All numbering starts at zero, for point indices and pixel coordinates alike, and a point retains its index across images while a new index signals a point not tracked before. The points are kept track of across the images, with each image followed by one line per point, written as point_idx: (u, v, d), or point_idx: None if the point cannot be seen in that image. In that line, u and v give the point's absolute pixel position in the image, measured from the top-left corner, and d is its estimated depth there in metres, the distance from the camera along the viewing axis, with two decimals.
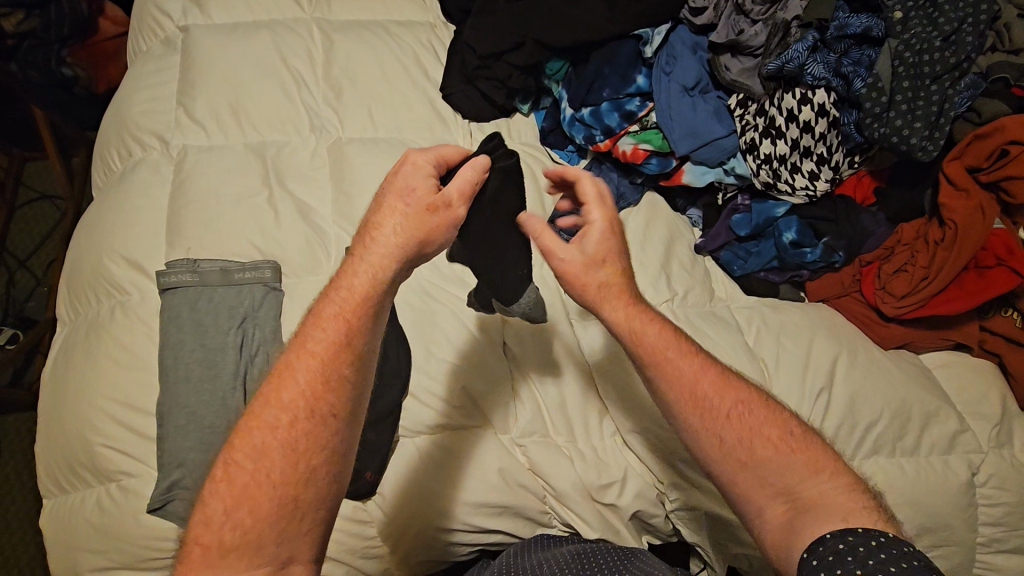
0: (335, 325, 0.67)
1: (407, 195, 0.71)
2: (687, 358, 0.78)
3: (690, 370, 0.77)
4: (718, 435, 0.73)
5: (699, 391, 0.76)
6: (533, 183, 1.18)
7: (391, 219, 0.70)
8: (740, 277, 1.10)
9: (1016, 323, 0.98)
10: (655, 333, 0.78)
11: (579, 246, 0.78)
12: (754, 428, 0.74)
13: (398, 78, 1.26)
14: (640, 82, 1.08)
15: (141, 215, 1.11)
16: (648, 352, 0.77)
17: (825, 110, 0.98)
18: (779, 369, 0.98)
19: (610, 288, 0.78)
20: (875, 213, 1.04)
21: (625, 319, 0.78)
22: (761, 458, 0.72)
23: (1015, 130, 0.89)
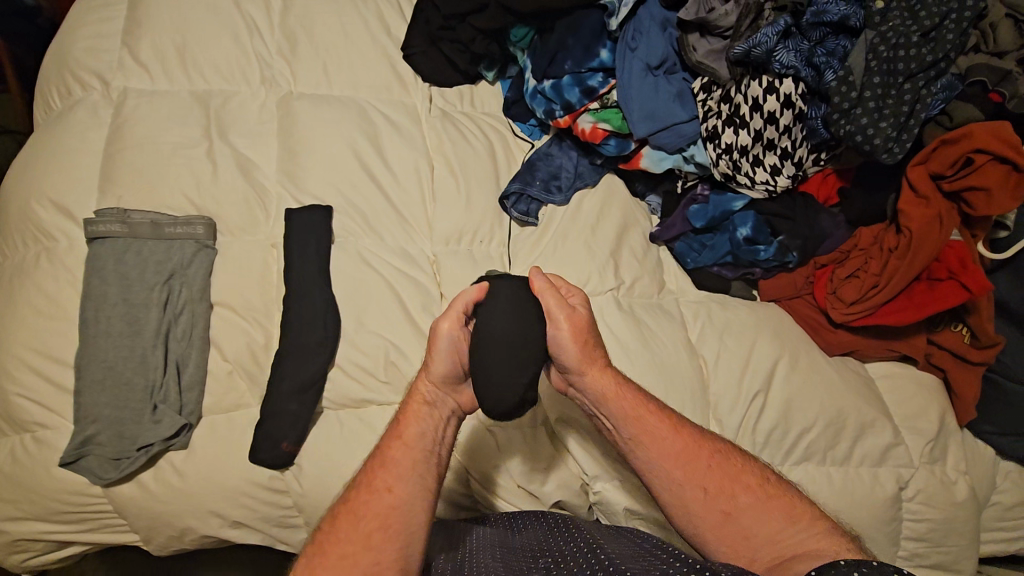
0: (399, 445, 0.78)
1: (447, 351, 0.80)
2: (657, 418, 0.82)
3: (664, 429, 0.81)
4: (701, 488, 0.78)
5: (673, 445, 0.81)
6: (489, 156, 1.14)
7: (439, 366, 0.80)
8: (692, 270, 1.07)
9: (965, 340, 0.95)
10: (633, 396, 0.83)
11: (572, 311, 0.81)
12: (731, 480, 0.78)
13: (357, 32, 1.19)
14: (604, 57, 1.01)
15: (76, 160, 1.06)
16: (631, 422, 0.81)
17: (791, 101, 0.93)
18: (718, 369, 0.96)
19: (595, 359, 0.82)
20: (835, 214, 1.01)
21: (610, 385, 0.82)
22: (740, 507, 0.76)
23: (982, 138, 0.84)
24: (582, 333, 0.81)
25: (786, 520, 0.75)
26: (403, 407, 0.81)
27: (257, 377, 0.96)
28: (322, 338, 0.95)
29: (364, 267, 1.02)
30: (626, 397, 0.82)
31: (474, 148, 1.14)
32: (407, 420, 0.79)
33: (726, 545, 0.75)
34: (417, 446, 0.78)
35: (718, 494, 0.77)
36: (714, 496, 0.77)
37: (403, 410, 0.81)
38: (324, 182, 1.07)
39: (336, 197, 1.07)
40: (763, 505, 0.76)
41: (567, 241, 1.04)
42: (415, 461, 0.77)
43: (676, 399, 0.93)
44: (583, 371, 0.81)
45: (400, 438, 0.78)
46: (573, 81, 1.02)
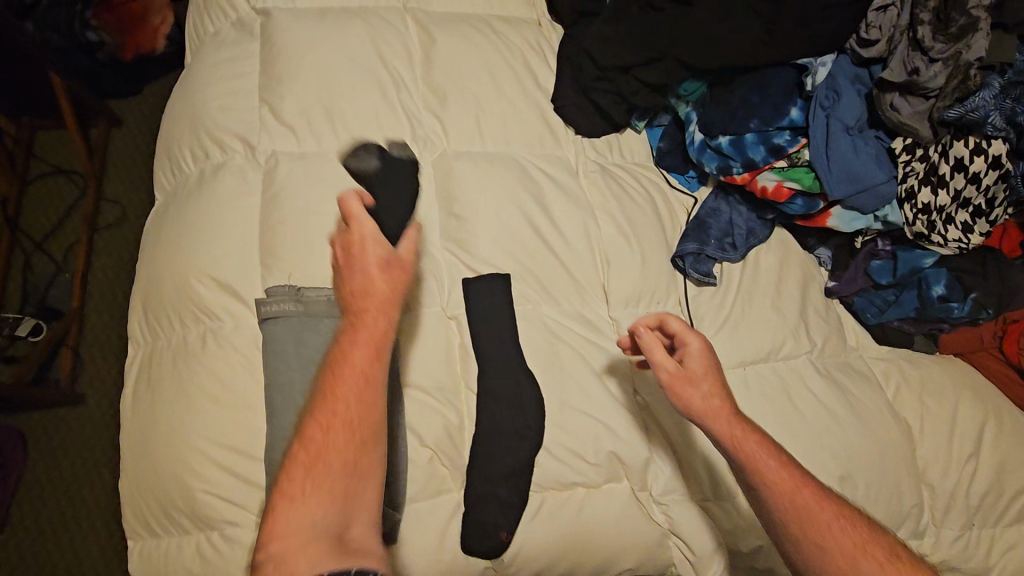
0: (350, 397, 0.69)
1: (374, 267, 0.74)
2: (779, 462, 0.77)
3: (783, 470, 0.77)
4: (816, 540, 0.73)
5: (796, 494, 0.76)
6: (653, 212, 1.11)
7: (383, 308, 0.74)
8: (873, 325, 1.05)
9: None
10: (753, 440, 0.78)
11: (689, 353, 0.82)
12: (851, 542, 0.72)
13: (506, 84, 1.15)
14: (794, 115, 0.98)
15: (231, 230, 1.00)
16: (751, 467, 0.77)
17: (1000, 162, 0.92)
18: (922, 430, 0.95)
19: (715, 407, 0.80)
20: (1023, 267, 1.01)
21: (733, 431, 0.79)
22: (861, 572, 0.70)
23: None
24: (695, 378, 0.81)
25: None
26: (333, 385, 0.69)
27: (458, 461, 0.91)
28: (527, 419, 0.91)
29: (553, 338, 0.98)
30: (747, 436, 0.79)
31: (637, 204, 1.11)
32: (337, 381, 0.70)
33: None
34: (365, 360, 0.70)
35: (828, 543, 0.72)
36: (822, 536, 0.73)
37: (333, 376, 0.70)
38: (497, 248, 1.03)
39: (510, 262, 1.02)
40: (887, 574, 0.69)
41: (752, 301, 1.02)
42: (355, 427, 0.69)
43: (890, 467, 0.92)
44: (706, 411, 0.80)
45: (356, 399, 0.69)
46: (757, 139, 1.00)
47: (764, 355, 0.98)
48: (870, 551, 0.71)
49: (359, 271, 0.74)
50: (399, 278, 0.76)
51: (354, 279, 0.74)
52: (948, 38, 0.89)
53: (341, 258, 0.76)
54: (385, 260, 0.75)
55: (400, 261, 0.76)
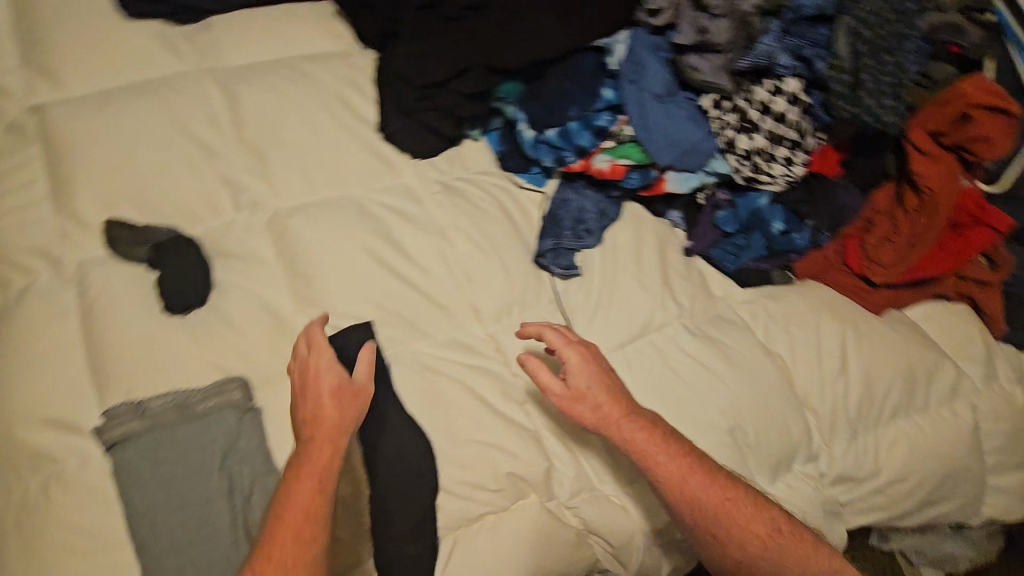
0: (296, 512, 0.75)
1: (325, 388, 0.84)
2: (662, 444, 0.86)
3: (664, 450, 0.86)
4: (689, 505, 0.84)
5: (692, 481, 0.85)
6: (506, 218, 1.10)
7: (326, 416, 0.82)
8: (733, 271, 1.09)
9: (983, 265, 1.06)
10: (641, 432, 0.87)
11: (569, 368, 0.89)
12: (741, 524, 0.84)
13: (325, 124, 1.09)
14: (609, 96, 0.98)
15: (47, 359, 0.88)
16: (640, 459, 0.86)
17: (798, 97, 0.98)
18: (795, 360, 1.00)
19: (608, 414, 0.87)
20: (847, 184, 1.06)
21: (624, 430, 0.87)
22: (750, 550, 0.83)
23: (972, 95, 0.92)
24: (580, 394, 0.88)
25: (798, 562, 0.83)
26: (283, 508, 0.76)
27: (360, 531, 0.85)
28: (418, 469, 0.86)
29: (430, 372, 0.95)
30: (633, 428, 0.87)
31: (488, 213, 1.09)
32: (288, 496, 0.76)
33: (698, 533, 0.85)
34: (326, 465, 0.79)
35: (697, 505, 0.84)
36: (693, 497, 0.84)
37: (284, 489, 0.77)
38: (352, 297, 0.98)
39: (370, 308, 0.98)
40: (772, 550, 0.83)
41: (617, 280, 1.03)
42: (305, 539, 0.74)
43: (772, 403, 0.96)
44: (595, 418, 0.87)
45: (303, 513, 0.75)
46: (580, 127, 1.00)
47: (639, 330, 1.00)
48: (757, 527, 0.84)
49: (312, 396, 0.84)
50: (357, 406, 0.85)
51: (314, 398, 0.83)
52: None
53: (301, 387, 0.86)
54: (339, 384, 0.84)
55: (352, 389, 0.85)
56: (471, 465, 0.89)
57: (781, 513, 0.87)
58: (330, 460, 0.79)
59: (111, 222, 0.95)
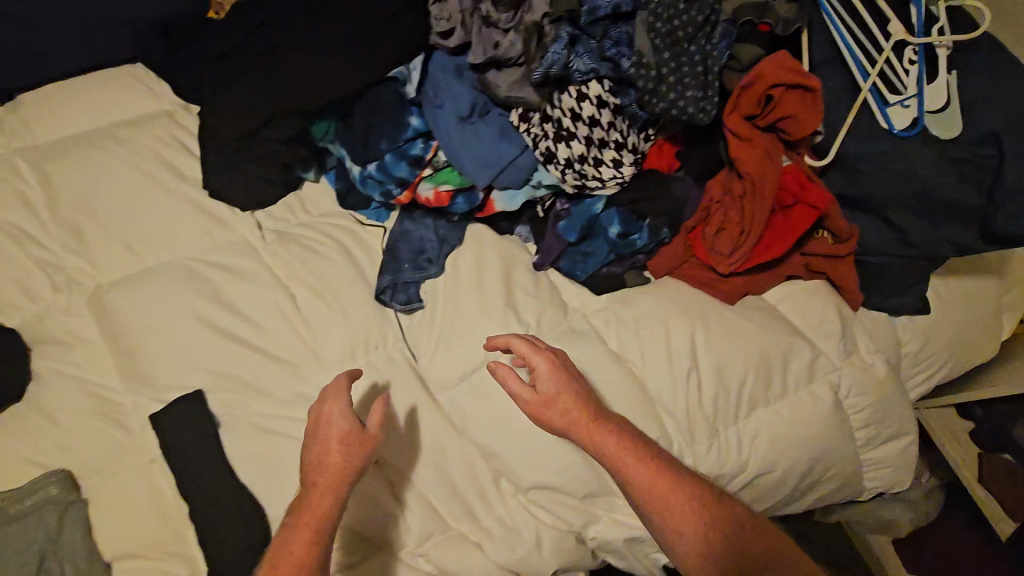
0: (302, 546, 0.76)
1: (333, 433, 0.82)
2: (626, 445, 0.86)
3: (626, 451, 0.85)
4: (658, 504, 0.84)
5: (662, 483, 0.84)
6: (346, 258, 1.07)
7: (331, 460, 0.80)
8: (586, 279, 1.07)
9: (829, 240, 1.04)
10: (613, 433, 0.86)
11: (540, 372, 0.88)
12: (714, 523, 0.83)
13: (145, 190, 1.05)
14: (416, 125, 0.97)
15: None
16: (611, 461, 0.85)
17: (605, 99, 0.95)
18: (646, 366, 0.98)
19: (575, 418, 0.86)
20: (682, 178, 1.05)
21: (593, 434, 0.86)
22: (723, 548, 0.81)
23: (772, 73, 0.89)
24: (551, 399, 0.87)
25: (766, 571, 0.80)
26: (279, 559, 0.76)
27: None
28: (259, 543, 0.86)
29: (269, 433, 0.93)
30: (604, 431, 0.86)
31: (327, 258, 1.06)
32: (290, 535, 0.77)
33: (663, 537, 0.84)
34: (331, 496, 0.80)
35: (665, 504, 0.83)
36: (661, 495, 0.84)
37: (292, 521, 0.79)
38: (182, 367, 0.95)
39: (202, 376, 0.95)
40: (744, 555, 0.81)
41: (460, 310, 1.01)
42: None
43: (623, 414, 0.95)
44: (568, 425, 0.86)
45: (308, 552, 0.76)
46: (395, 157, 0.98)
47: (483, 360, 0.98)
48: (726, 529, 0.82)
49: (327, 436, 0.82)
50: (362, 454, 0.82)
51: (324, 447, 0.81)
52: (509, 6, 0.91)
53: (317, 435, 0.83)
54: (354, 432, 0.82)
55: (364, 437, 0.82)
56: (353, 517, 0.89)
57: (754, 518, 0.85)
58: (330, 511, 0.79)
59: None
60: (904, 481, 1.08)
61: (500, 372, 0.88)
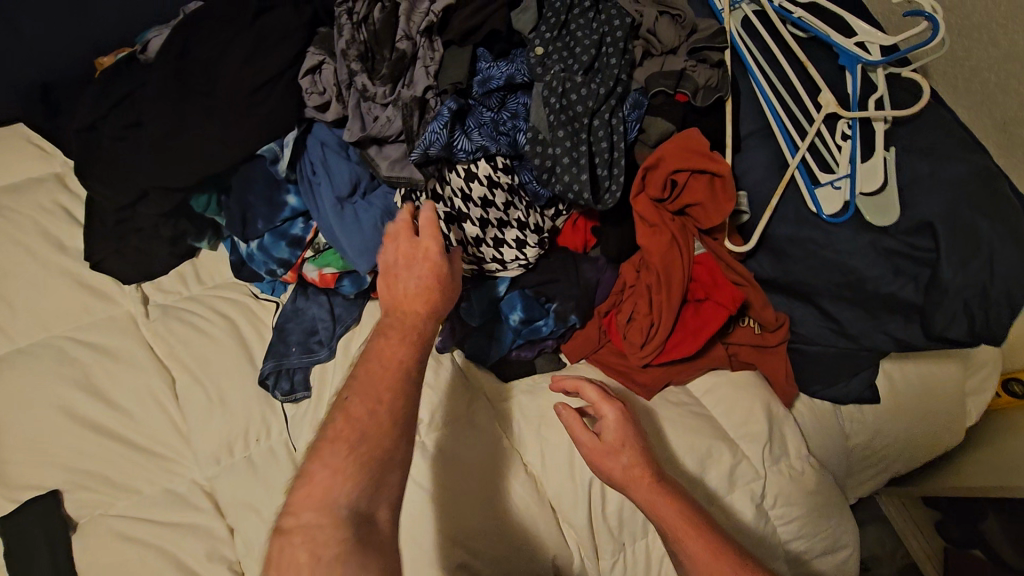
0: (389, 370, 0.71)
1: (424, 261, 0.75)
2: (688, 516, 0.75)
3: (691, 527, 0.74)
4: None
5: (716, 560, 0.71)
6: (236, 338, 0.99)
7: (414, 278, 0.75)
8: (493, 364, 0.98)
9: (756, 329, 0.95)
10: (665, 504, 0.75)
11: (602, 421, 0.80)
12: None
13: (23, 262, 0.99)
14: (292, 204, 0.94)
15: None
16: (667, 530, 0.75)
17: (498, 178, 0.90)
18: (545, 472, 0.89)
19: (638, 476, 0.77)
20: (595, 258, 0.97)
21: (654, 499, 0.76)
22: None
23: (673, 158, 0.82)
24: (613, 452, 0.79)
25: None
26: (377, 354, 0.72)
27: None
28: None
29: (123, 542, 0.85)
30: (672, 499, 0.76)
31: (213, 336, 0.99)
32: (384, 347, 0.72)
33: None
34: (408, 338, 0.73)
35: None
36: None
37: (378, 337, 0.74)
38: (40, 463, 0.88)
39: (59, 474, 0.88)
40: None
41: None
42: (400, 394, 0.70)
43: (517, 525, 0.84)
44: (625, 483, 0.77)
45: (397, 362, 0.71)
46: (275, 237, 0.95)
47: None
48: None
49: (411, 272, 0.75)
50: (411, 275, 0.75)
51: (398, 286, 0.75)
52: (387, 80, 0.86)
53: (399, 266, 0.77)
54: (394, 271, 0.77)
55: (423, 247, 0.76)
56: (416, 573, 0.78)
57: None
58: (419, 335, 0.74)
59: None
60: None
61: (564, 412, 0.82)
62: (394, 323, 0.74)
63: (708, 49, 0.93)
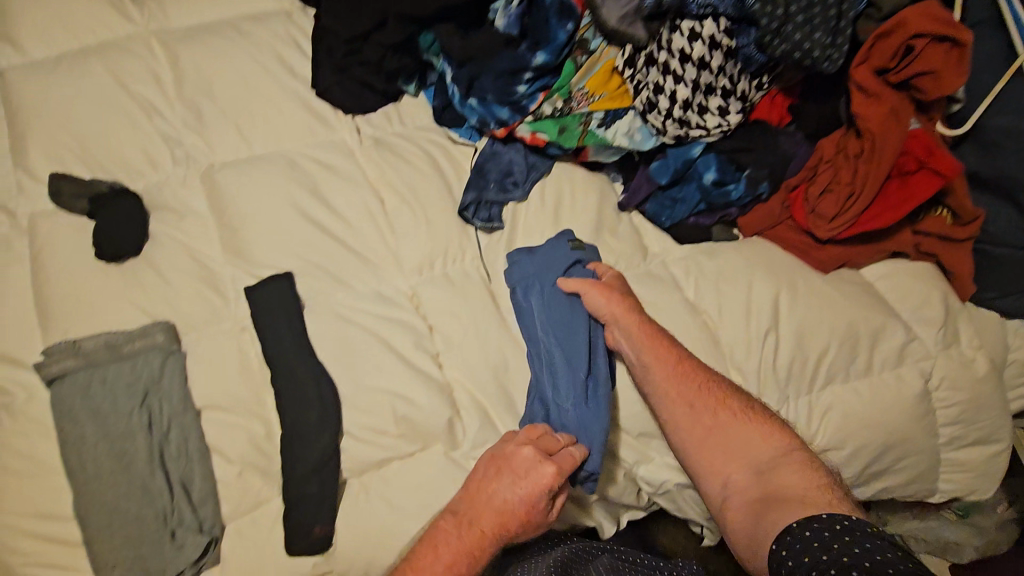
0: (448, 552, 0.79)
1: (520, 494, 0.80)
2: (688, 364, 0.88)
3: (685, 370, 0.88)
4: (707, 429, 0.84)
5: (678, 375, 0.87)
6: (439, 174, 1.09)
7: (497, 495, 0.81)
8: (670, 227, 1.04)
9: (948, 220, 0.96)
10: (667, 350, 0.89)
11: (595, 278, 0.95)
12: (725, 418, 0.84)
13: (261, 82, 1.11)
14: (528, 75, 0.98)
15: (4, 304, 0.98)
16: (641, 352, 0.89)
17: (717, 40, 0.91)
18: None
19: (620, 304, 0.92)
20: (792, 133, 0.99)
21: (632, 324, 0.90)
22: (729, 439, 0.83)
23: (916, 22, 0.83)
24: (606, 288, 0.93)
25: (765, 451, 0.81)
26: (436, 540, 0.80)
27: (271, 469, 0.92)
28: (325, 411, 0.90)
29: (345, 322, 0.97)
30: (675, 352, 0.89)
31: (419, 170, 1.09)
32: (447, 530, 0.80)
33: (708, 466, 0.83)
34: (490, 511, 0.81)
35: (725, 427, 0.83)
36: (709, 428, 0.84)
37: (449, 517, 0.82)
38: (277, 249, 1.01)
39: (293, 260, 1.01)
40: (755, 444, 0.82)
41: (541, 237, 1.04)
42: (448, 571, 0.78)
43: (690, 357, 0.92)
44: (638, 346, 0.89)
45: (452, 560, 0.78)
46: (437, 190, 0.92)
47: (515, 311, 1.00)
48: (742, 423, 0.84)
49: (505, 480, 0.81)
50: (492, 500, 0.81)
51: (497, 495, 0.81)
52: None
53: (491, 477, 0.82)
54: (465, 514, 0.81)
55: (534, 507, 0.80)
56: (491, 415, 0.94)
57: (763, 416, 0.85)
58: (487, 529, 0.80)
59: (57, 175, 1.01)
60: (986, 490, 0.98)
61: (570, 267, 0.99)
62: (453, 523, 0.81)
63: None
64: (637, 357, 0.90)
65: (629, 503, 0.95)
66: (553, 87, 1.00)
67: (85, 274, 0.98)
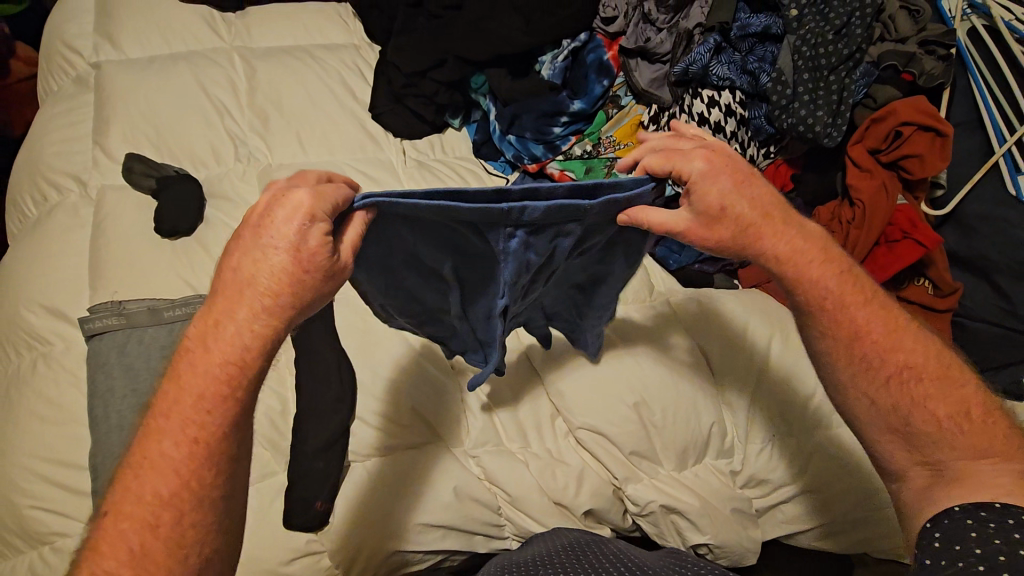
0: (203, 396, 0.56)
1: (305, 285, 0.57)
2: (870, 313, 0.69)
3: (870, 327, 0.68)
4: (897, 419, 0.67)
5: (871, 322, 0.68)
6: None
7: (283, 292, 0.56)
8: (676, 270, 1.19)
9: (928, 291, 1.05)
10: (853, 301, 0.69)
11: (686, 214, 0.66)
12: (924, 394, 0.66)
13: (324, 100, 1.25)
14: (564, 118, 1.16)
15: (60, 263, 1.06)
16: (822, 299, 0.69)
17: (733, 108, 1.06)
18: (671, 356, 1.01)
19: (760, 230, 0.67)
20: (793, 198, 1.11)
21: (802, 257, 0.68)
22: (926, 419, 0.66)
23: (904, 112, 0.97)
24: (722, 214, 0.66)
25: (971, 447, 0.64)
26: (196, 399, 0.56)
27: (281, 444, 0.96)
28: None
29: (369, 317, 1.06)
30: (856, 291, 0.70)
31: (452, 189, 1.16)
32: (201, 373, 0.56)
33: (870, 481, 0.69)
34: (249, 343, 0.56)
35: (912, 400, 0.66)
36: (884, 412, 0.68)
37: (209, 348, 0.55)
38: None
39: None
40: (947, 427, 0.65)
41: None
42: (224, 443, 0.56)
43: (686, 382, 0.98)
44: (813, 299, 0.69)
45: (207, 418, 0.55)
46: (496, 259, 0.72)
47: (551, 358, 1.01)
48: (936, 403, 0.66)
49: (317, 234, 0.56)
50: (320, 290, 0.58)
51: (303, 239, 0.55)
52: (669, 12, 1.13)
53: (297, 274, 0.56)
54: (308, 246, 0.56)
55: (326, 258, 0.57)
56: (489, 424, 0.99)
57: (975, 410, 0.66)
58: (257, 342, 0.57)
59: (131, 155, 1.13)
60: None
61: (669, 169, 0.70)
62: (271, 310, 0.56)
63: (935, 45, 1.00)
64: (792, 295, 0.71)
65: (615, 522, 0.96)
66: (584, 133, 1.17)
67: (140, 241, 1.08)
